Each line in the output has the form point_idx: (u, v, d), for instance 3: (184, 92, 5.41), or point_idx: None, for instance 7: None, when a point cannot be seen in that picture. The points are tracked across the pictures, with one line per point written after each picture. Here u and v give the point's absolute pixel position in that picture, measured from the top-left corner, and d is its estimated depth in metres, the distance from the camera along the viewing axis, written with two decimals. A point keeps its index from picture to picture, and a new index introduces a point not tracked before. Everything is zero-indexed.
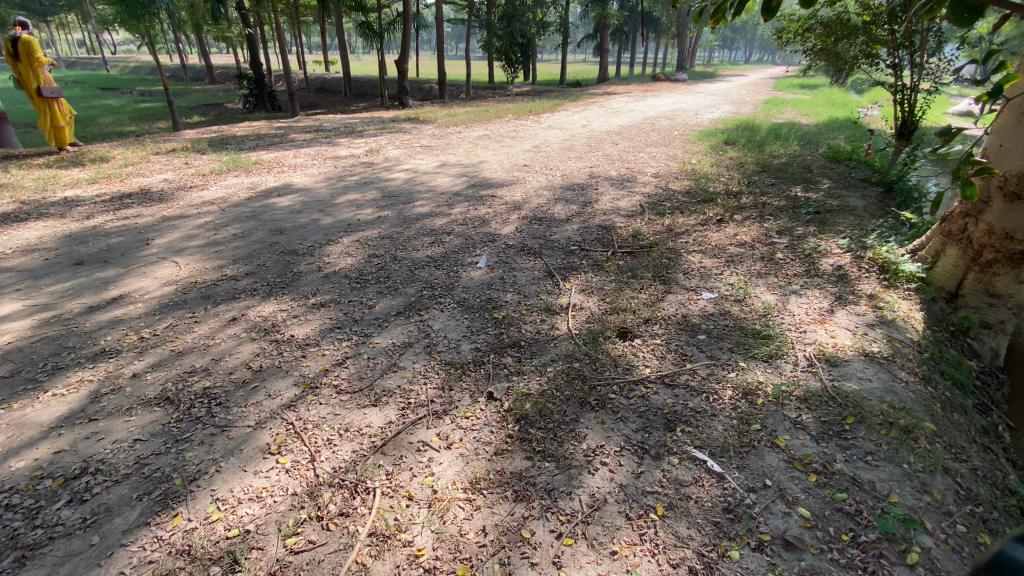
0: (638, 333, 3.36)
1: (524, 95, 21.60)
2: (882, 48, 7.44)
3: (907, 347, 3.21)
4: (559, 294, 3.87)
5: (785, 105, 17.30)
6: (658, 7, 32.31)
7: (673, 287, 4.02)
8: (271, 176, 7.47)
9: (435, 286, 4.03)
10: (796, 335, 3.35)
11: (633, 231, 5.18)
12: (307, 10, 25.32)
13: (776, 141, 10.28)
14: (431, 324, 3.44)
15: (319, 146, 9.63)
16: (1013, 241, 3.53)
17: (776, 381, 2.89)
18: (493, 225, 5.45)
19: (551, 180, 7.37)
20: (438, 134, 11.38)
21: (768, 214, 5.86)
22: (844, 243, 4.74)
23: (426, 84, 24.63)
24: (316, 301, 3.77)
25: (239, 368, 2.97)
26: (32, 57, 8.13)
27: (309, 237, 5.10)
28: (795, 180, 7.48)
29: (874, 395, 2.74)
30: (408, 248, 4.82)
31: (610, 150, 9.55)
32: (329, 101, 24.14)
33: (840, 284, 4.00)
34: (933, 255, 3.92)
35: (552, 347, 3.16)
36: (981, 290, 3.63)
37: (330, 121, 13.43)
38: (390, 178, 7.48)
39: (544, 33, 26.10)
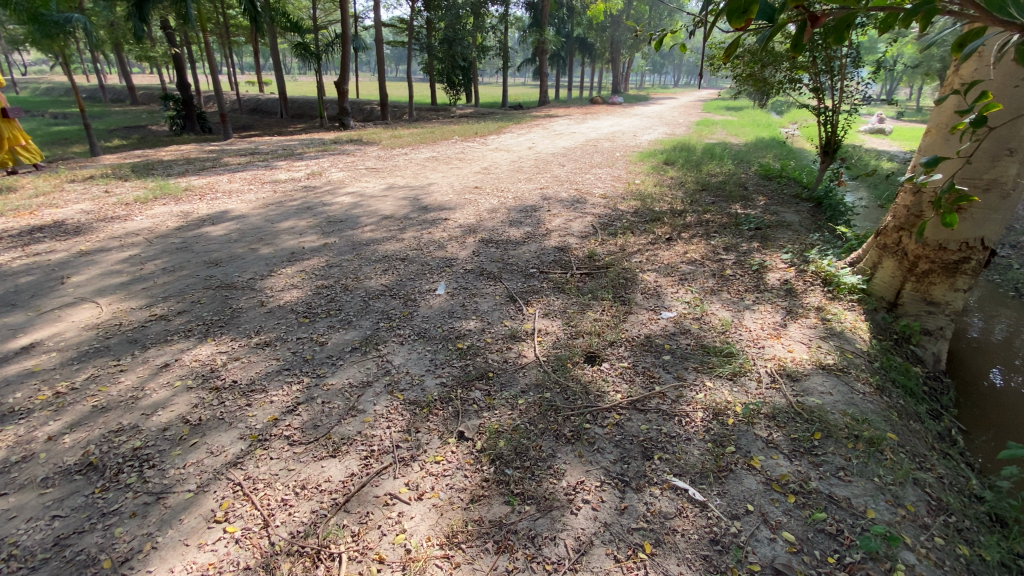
0: (605, 356, 3.30)
1: (467, 117, 21.72)
2: (804, 73, 8.07)
3: (859, 358, 3.37)
4: (523, 320, 3.79)
5: (715, 126, 18.40)
6: (592, 33, 33.74)
7: (634, 307, 4.02)
8: (204, 203, 6.98)
9: (392, 316, 3.83)
10: (755, 351, 3.40)
11: (589, 252, 5.20)
12: (239, 29, 24.43)
13: (712, 160, 10.83)
14: (390, 359, 3.24)
15: (256, 171, 9.15)
16: (946, 251, 3.75)
17: (743, 399, 2.90)
18: (448, 249, 5.32)
19: (502, 202, 7.35)
20: (383, 156, 11.16)
21: (713, 231, 6.08)
22: (787, 258, 4.96)
23: (367, 106, 24.27)
24: (260, 340, 3.47)
25: (175, 423, 2.64)
26: None
27: (250, 268, 4.75)
28: (733, 197, 7.86)
29: (836, 409, 2.82)
30: (359, 277, 4.59)
31: (558, 171, 9.71)
32: (265, 123, 23.23)
33: (789, 298, 4.16)
34: (872, 267, 4.24)
35: (520, 377, 3.03)
36: (919, 299, 3.90)
37: (267, 144, 12.86)
38: (335, 203, 7.18)
39: (485, 57, 26.52)
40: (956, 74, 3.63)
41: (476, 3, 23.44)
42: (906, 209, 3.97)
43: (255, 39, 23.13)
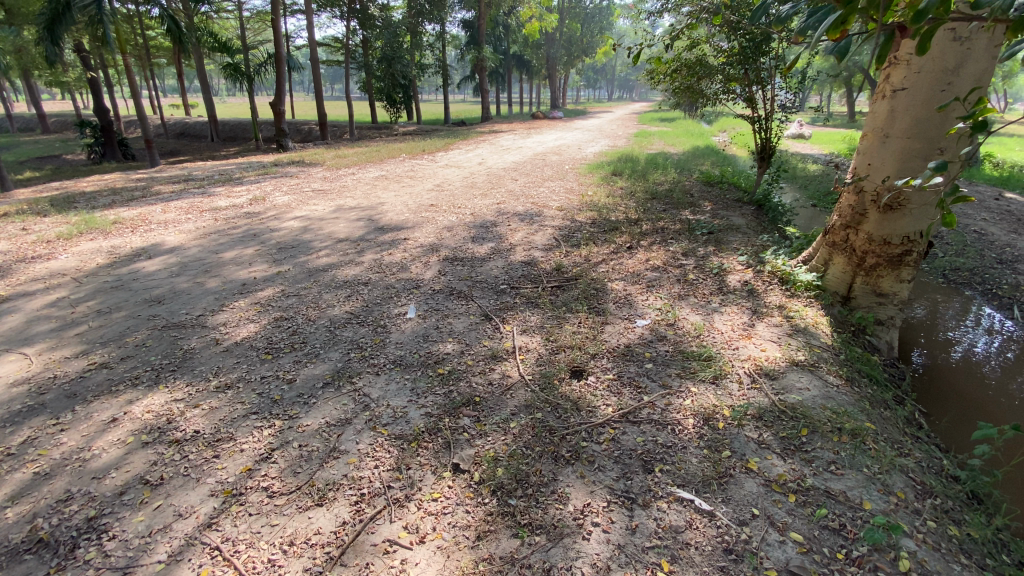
0: (590, 370, 3.27)
1: (411, 135, 21.49)
2: (737, 84, 8.58)
3: (825, 352, 3.53)
4: (501, 338, 3.71)
5: (653, 137, 19.21)
6: (528, 51, 34.54)
7: (609, 317, 4.03)
8: (137, 236, 6.44)
9: (364, 345, 3.64)
10: (731, 353, 3.47)
11: (555, 265, 5.20)
12: (161, 51, 23.14)
13: (656, 169, 11.24)
14: (367, 392, 3.05)
15: (192, 198, 8.59)
16: (890, 245, 4.02)
17: (728, 402, 2.94)
18: (412, 270, 5.16)
19: (460, 219, 7.26)
20: (329, 177, 10.79)
21: (670, 237, 6.26)
22: (744, 260, 5.17)
23: (305, 126, 23.52)
24: (221, 382, 3.19)
25: (133, 485, 2.35)
26: None
27: (199, 304, 4.39)
28: (682, 204, 8.16)
29: (817, 404, 2.92)
30: (322, 305, 4.35)
31: (511, 186, 9.73)
32: (194, 148, 21.98)
33: (753, 298, 4.32)
34: (823, 264, 4.48)
35: (508, 400, 2.94)
36: (869, 292, 4.14)
37: (201, 169, 12.14)
38: (284, 228, 6.83)
39: (424, 75, 26.43)
40: (887, 81, 3.91)
41: (412, 21, 23.35)
42: (850, 208, 4.23)
43: (179, 60, 21.93)
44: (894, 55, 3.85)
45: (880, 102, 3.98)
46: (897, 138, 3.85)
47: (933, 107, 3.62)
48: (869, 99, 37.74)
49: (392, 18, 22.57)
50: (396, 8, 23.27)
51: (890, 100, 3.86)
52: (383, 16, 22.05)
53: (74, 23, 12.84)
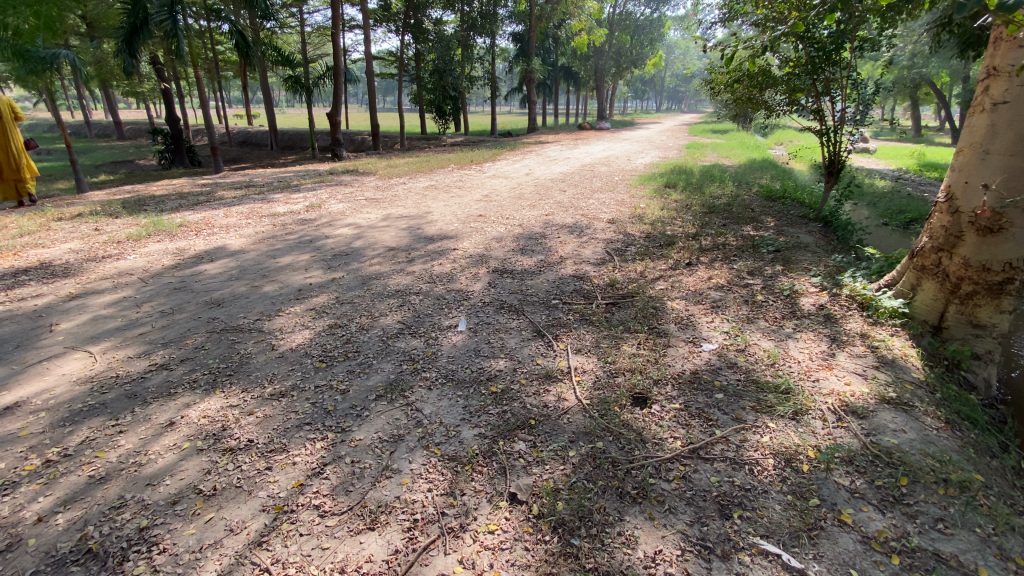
0: (654, 398, 3.05)
1: (458, 146, 21.75)
2: (802, 95, 8.16)
3: (919, 389, 3.16)
4: (555, 357, 3.54)
5: (705, 149, 18.63)
6: (576, 63, 34.52)
7: (672, 340, 3.79)
8: (200, 239, 6.70)
9: (416, 357, 3.56)
10: (811, 386, 3.17)
11: (610, 280, 4.98)
12: (229, 64, 24.50)
13: (712, 183, 10.81)
14: (420, 407, 2.95)
15: (252, 204, 8.90)
16: (989, 271, 3.60)
17: (813, 443, 2.67)
18: (462, 281, 5.08)
19: (510, 229, 7.15)
20: (381, 186, 10.98)
21: (732, 254, 5.93)
22: (817, 281, 4.80)
23: (358, 137, 24.29)
24: (274, 389, 3.17)
25: (186, 495, 2.33)
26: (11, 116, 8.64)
27: (254, 308, 4.46)
28: (743, 219, 7.76)
29: (915, 449, 2.59)
30: (373, 314, 4.32)
31: (560, 197, 9.57)
32: (254, 155, 23.07)
33: (830, 325, 3.98)
34: (910, 288, 4.03)
35: (566, 425, 2.78)
36: (964, 322, 3.70)
37: (261, 175, 12.63)
38: (337, 235, 6.93)
39: (474, 87, 26.75)
40: (985, 94, 3.54)
41: (464, 35, 23.76)
42: (943, 229, 3.80)
43: (244, 73, 23.13)
44: (994, 65, 3.49)
45: (979, 116, 3.59)
46: (998, 155, 3.47)
47: None
48: (940, 113, 35.53)
49: (444, 32, 23.01)
50: (449, 22, 23.70)
51: (990, 114, 3.49)
52: (436, 30, 22.53)
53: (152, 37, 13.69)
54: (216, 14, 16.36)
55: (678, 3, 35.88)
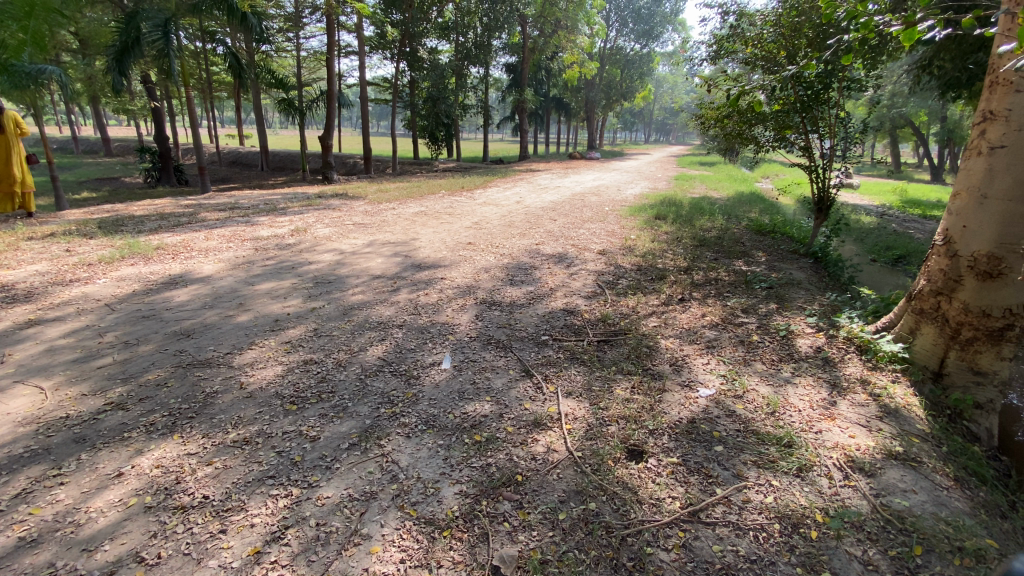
0: (649, 450, 2.87)
1: (450, 171, 21.81)
2: (791, 132, 8.23)
3: (926, 442, 2.99)
4: (545, 401, 3.33)
5: (694, 181, 18.87)
6: (568, 94, 35.23)
7: (667, 383, 3.61)
8: (176, 262, 6.45)
9: (395, 399, 3.32)
10: (814, 438, 3.00)
11: (601, 315, 4.82)
12: (222, 85, 24.57)
13: (702, 215, 10.83)
14: (395, 459, 2.73)
15: (235, 226, 8.67)
16: (990, 317, 3.48)
17: (820, 504, 2.47)
18: (448, 313, 4.87)
19: (499, 259, 6.99)
20: (370, 211, 10.83)
21: (724, 290, 5.82)
22: (813, 321, 4.70)
23: (350, 160, 24.30)
24: (238, 435, 2.91)
25: (125, 564, 2.06)
26: (18, 130, 8.50)
27: (226, 341, 4.20)
28: (733, 253, 7.71)
29: (928, 512, 2.39)
30: (352, 348, 4.09)
31: (551, 226, 9.48)
32: (243, 176, 22.88)
33: (828, 369, 3.84)
34: (909, 332, 3.90)
35: (556, 481, 2.59)
36: (965, 369, 3.54)
37: (247, 197, 12.43)
38: (320, 262, 6.72)
39: (466, 114, 27.04)
40: (981, 137, 3.48)
41: (458, 64, 24.11)
42: (942, 272, 3.69)
43: (237, 94, 23.15)
44: (990, 108, 3.43)
45: (975, 159, 3.52)
46: (997, 199, 3.39)
47: None
48: (917, 150, 36.71)
49: (439, 61, 23.34)
50: (443, 51, 24.05)
51: (987, 158, 3.42)
52: (430, 58, 22.84)
53: (143, 57, 13.61)
54: (210, 36, 16.38)
55: (667, 40, 36.99)
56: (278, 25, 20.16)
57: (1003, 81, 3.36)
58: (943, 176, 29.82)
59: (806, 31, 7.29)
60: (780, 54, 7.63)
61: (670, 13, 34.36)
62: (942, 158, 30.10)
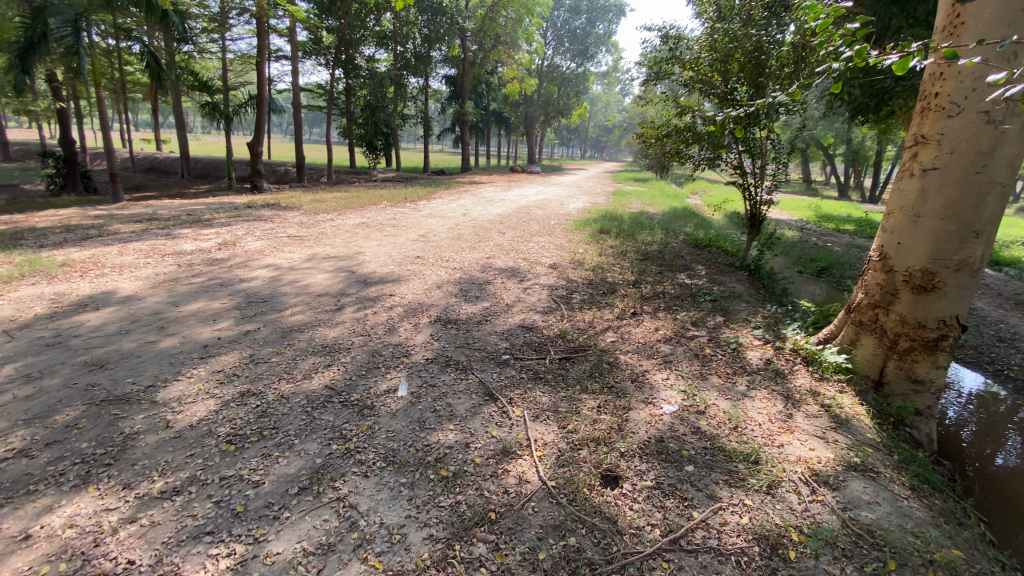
0: (624, 475, 2.78)
1: (389, 181, 21.24)
2: (724, 151, 8.60)
3: (877, 451, 3.14)
4: (511, 427, 3.17)
5: (631, 195, 19.56)
6: (507, 108, 35.61)
7: (632, 401, 3.55)
8: (85, 281, 5.72)
9: (348, 433, 3.04)
10: (778, 453, 3.04)
11: (560, 331, 4.74)
12: (136, 85, 22.63)
13: (643, 229, 11.17)
14: (354, 503, 2.47)
15: (154, 239, 7.88)
16: (925, 328, 3.75)
17: (794, 522, 2.48)
18: (401, 333, 4.61)
19: (449, 274, 6.78)
20: (307, 222, 10.25)
21: (674, 303, 5.96)
22: (759, 333, 4.88)
23: (281, 169, 23.09)
24: (168, 484, 2.53)
25: None
26: None
27: (148, 372, 3.71)
28: (677, 267, 7.97)
29: (893, 524, 2.48)
30: (296, 376, 3.73)
31: (499, 239, 9.39)
32: (160, 183, 21.08)
33: (781, 381, 3.96)
34: (851, 343, 4.18)
35: (532, 516, 2.44)
36: (903, 377, 3.82)
37: (167, 207, 11.39)
38: (255, 278, 6.21)
39: (406, 124, 26.56)
40: (914, 160, 3.78)
41: (397, 74, 23.66)
42: (880, 286, 3.98)
43: (153, 95, 21.37)
44: (922, 133, 3.73)
45: (909, 180, 3.82)
46: (930, 218, 3.68)
47: (968, 189, 3.50)
48: (823, 170, 40.34)
49: (377, 69, 22.79)
50: (381, 60, 23.52)
51: (920, 179, 3.71)
52: (368, 66, 22.26)
53: (49, 53, 12.36)
54: (124, 32, 15.04)
55: (600, 60, 38.44)
56: (201, 24, 18.87)
57: (934, 107, 3.66)
58: (847, 194, 32.83)
59: (738, 56, 7.69)
60: (716, 78, 8.04)
61: (604, 34, 35.67)
62: (846, 177, 33.17)
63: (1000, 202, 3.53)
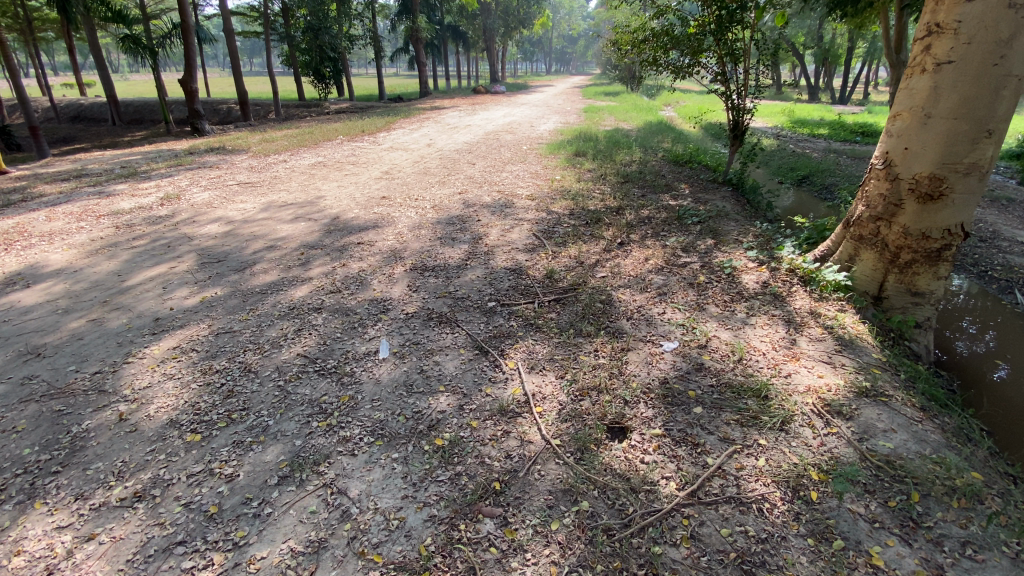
0: (631, 425, 2.60)
1: (344, 113, 19.68)
2: (706, 57, 7.97)
3: (884, 372, 3.04)
4: (506, 382, 2.94)
5: (603, 112, 18.65)
6: (464, 22, 32.88)
7: (630, 341, 3.34)
8: (10, 254, 5.09)
9: (329, 407, 2.76)
10: (785, 384, 2.90)
11: (547, 271, 4.43)
12: (41, 22, 19.94)
13: (620, 149, 10.64)
14: (343, 488, 2.24)
15: (86, 199, 7.06)
16: (929, 240, 3.57)
17: (812, 460, 2.38)
18: (375, 287, 4.23)
19: (421, 214, 6.30)
20: (258, 166, 9.39)
21: (661, 228, 5.67)
22: (753, 254, 4.66)
23: (222, 106, 21.05)
24: (127, 490, 2.28)
25: None
26: None
27: (92, 356, 3.31)
28: (658, 187, 7.62)
29: (912, 452, 2.41)
30: (264, 347, 3.37)
31: (470, 171, 8.80)
32: (90, 133, 19.11)
33: (780, 304, 3.80)
34: (848, 259, 4.01)
35: (539, 482, 2.26)
36: (903, 291, 3.69)
37: (97, 160, 10.25)
38: (206, 236, 5.64)
39: (355, 47, 24.29)
40: (927, 53, 3.39)
41: None
42: (882, 198, 3.74)
43: (63, 31, 18.77)
44: (937, 21, 3.33)
45: (919, 77, 3.45)
46: (941, 118, 3.37)
47: (983, 84, 3.18)
48: (793, 71, 39.19)
49: None
50: None
51: (933, 75, 3.35)
52: None
53: None
54: None
55: None
56: None
57: None
58: (817, 95, 32.11)
59: None
60: None
61: None
62: (816, 77, 32.29)
63: (1015, 97, 3.23)
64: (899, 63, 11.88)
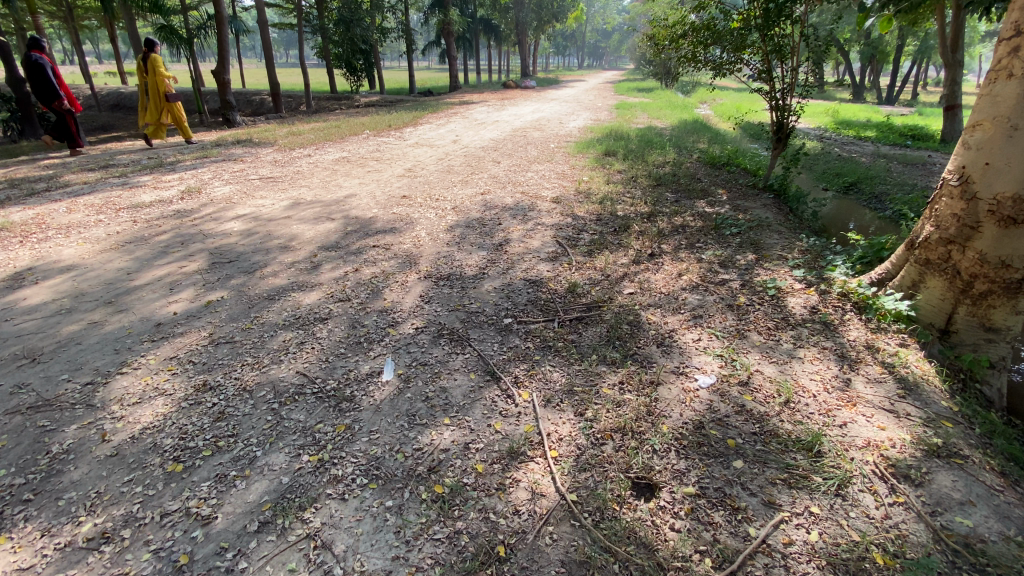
0: (660, 480, 2.27)
1: (373, 107, 19.63)
2: (750, 53, 7.42)
3: (957, 425, 2.63)
4: (519, 418, 2.64)
5: (635, 109, 18.07)
6: (497, 15, 32.47)
7: (661, 373, 2.99)
8: (25, 248, 5.03)
9: (322, 439, 2.50)
10: (840, 435, 2.52)
11: (570, 284, 4.10)
12: (85, 13, 20.39)
13: (652, 149, 10.16)
14: (329, 542, 1.98)
15: (110, 191, 7.04)
16: (1009, 269, 3.12)
17: (875, 538, 2.01)
18: (387, 296, 3.99)
19: (441, 216, 6.04)
20: (282, 160, 9.29)
21: (696, 238, 5.26)
22: (799, 274, 4.22)
23: (255, 98, 21.27)
24: (96, 528, 2.07)
25: None
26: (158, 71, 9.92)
27: (87, 364, 3.15)
28: (693, 192, 7.18)
29: (996, 533, 2.03)
30: (263, 362, 3.15)
31: (495, 170, 8.49)
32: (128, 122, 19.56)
33: (830, 335, 3.39)
34: (911, 285, 3.55)
35: (550, 549, 1.96)
36: (976, 326, 3.24)
37: (128, 150, 10.32)
38: (222, 233, 5.49)
39: (387, 40, 24.16)
40: (1014, 55, 2.98)
41: None
42: (955, 218, 3.28)
43: (105, 20, 19.12)
44: None
45: (1005, 83, 3.04)
46: None
47: None
48: (837, 69, 37.58)
49: None
50: None
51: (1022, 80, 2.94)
52: None
53: None
54: None
55: None
56: None
57: None
58: (862, 94, 30.61)
59: None
60: None
61: None
62: (862, 75, 30.74)
63: None
64: (955, 63, 11.14)
